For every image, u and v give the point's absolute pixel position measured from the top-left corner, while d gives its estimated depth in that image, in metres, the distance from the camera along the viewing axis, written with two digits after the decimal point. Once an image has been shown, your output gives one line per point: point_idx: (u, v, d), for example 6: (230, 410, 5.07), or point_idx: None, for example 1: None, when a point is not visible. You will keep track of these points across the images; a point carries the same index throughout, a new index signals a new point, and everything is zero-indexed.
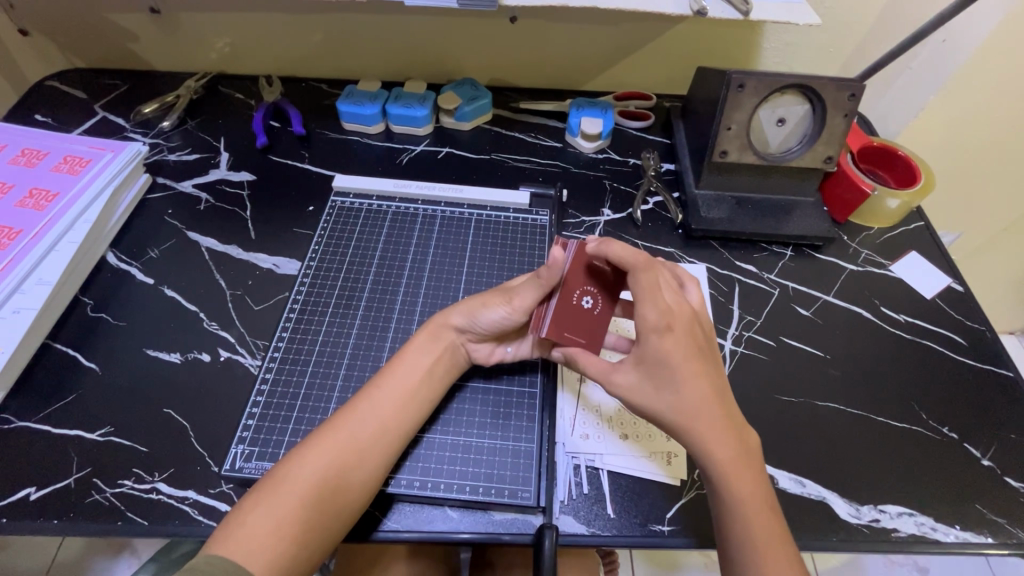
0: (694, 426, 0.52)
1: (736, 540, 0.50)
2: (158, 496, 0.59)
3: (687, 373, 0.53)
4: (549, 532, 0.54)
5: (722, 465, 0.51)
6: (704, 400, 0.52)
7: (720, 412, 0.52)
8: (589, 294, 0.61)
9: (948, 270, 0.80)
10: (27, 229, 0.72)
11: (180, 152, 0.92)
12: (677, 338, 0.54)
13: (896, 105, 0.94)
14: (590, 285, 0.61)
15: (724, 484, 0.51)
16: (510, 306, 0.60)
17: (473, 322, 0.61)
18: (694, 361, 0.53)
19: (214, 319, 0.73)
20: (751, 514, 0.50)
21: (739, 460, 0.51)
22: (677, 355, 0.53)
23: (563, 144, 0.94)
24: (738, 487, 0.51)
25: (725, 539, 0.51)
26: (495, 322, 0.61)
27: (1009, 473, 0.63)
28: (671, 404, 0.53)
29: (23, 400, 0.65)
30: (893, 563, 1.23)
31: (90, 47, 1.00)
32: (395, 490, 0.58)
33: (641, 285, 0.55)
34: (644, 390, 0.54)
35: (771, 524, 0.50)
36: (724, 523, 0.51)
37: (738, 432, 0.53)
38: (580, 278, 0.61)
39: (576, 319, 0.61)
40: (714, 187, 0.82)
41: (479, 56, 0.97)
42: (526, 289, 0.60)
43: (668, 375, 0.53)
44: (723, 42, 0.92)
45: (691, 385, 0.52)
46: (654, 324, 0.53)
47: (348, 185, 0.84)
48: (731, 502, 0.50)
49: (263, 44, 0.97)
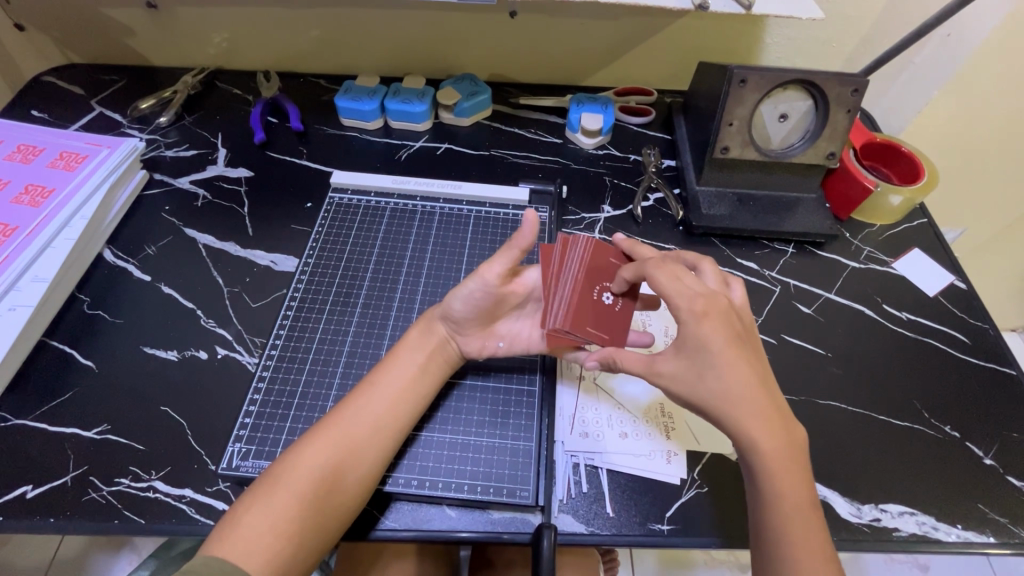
0: (737, 415, 0.50)
1: (772, 536, 0.49)
2: (154, 495, 0.58)
3: (728, 361, 0.51)
4: (548, 531, 0.53)
5: (766, 456, 0.50)
6: (747, 388, 0.51)
7: (764, 403, 0.51)
8: (608, 290, 0.62)
9: (950, 268, 0.79)
10: (23, 226, 0.72)
11: (177, 148, 0.91)
12: (713, 324, 0.52)
13: (900, 100, 0.93)
14: (608, 282, 0.62)
15: (764, 475, 0.50)
16: (480, 278, 0.58)
17: (448, 308, 0.60)
18: (734, 348, 0.52)
19: (211, 316, 0.72)
20: (790, 512, 0.49)
21: (783, 450, 0.50)
22: (716, 343, 0.51)
23: (563, 140, 0.93)
24: (780, 479, 0.50)
25: (763, 534, 0.50)
26: (472, 299, 0.58)
27: (1011, 472, 0.62)
28: (714, 392, 0.51)
29: (20, 397, 0.65)
30: (893, 561, 1.23)
31: (87, 42, 0.99)
32: (393, 488, 0.57)
33: (660, 279, 0.54)
34: (686, 377, 0.53)
35: (812, 519, 0.49)
36: (762, 518, 0.50)
37: (784, 424, 0.51)
38: (598, 274, 0.62)
39: (598, 314, 0.60)
40: (715, 184, 0.81)
41: (479, 50, 0.96)
42: (495, 259, 0.58)
43: (706, 363, 0.52)
44: (726, 36, 0.91)
45: (733, 372, 0.51)
46: (689, 310, 0.53)
47: (346, 181, 0.84)
48: (772, 496, 0.50)
49: (260, 39, 0.97)
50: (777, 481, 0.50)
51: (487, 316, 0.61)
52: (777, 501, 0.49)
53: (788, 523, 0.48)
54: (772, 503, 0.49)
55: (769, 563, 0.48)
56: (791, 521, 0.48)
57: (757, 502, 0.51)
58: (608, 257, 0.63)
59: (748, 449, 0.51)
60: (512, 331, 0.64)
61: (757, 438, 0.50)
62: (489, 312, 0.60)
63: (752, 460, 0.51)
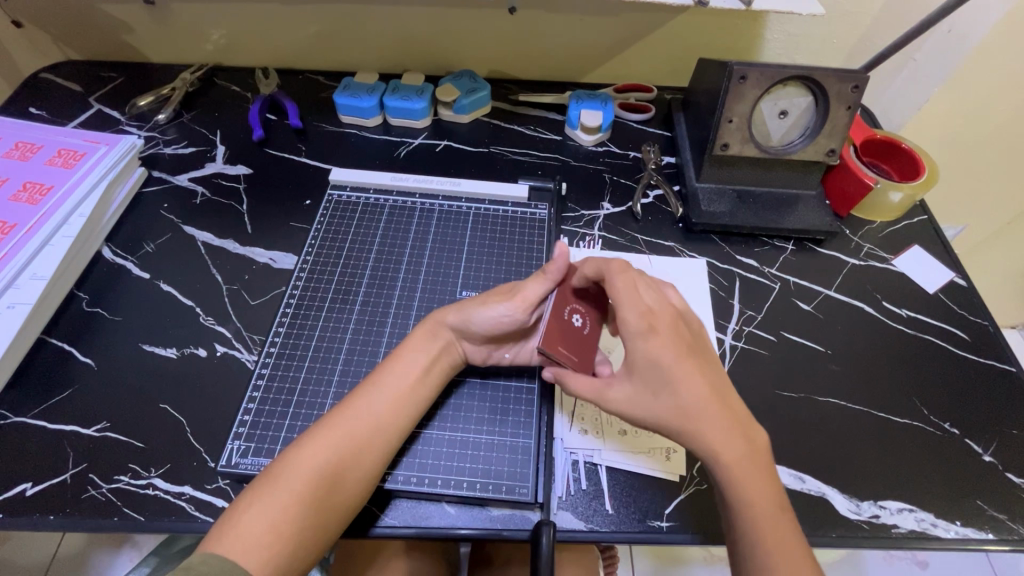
0: (692, 427, 0.51)
1: (746, 546, 0.49)
2: (154, 492, 0.58)
3: (682, 372, 0.52)
4: (546, 528, 0.53)
5: (727, 467, 0.50)
6: (700, 399, 0.52)
7: (720, 411, 0.52)
8: (578, 312, 0.61)
9: (950, 265, 0.79)
10: (22, 224, 0.72)
11: (175, 145, 0.91)
12: (662, 339, 0.54)
13: (901, 97, 0.93)
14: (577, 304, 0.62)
15: (729, 486, 0.50)
16: (513, 304, 0.60)
17: (469, 321, 0.61)
18: (684, 361, 0.53)
19: (210, 314, 0.72)
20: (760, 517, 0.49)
21: (741, 459, 0.51)
22: (667, 356, 0.53)
23: (563, 137, 0.93)
24: (745, 487, 0.50)
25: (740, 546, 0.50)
26: (495, 318, 0.60)
27: (1011, 469, 0.62)
28: (668, 408, 0.52)
29: (19, 395, 0.65)
30: (892, 558, 1.23)
31: (85, 39, 0.99)
32: (392, 486, 0.57)
33: (618, 288, 0.56)
34: (641, 398, 0.54)
35: (784, 526, 0.49)
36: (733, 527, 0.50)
37: (743, 433, 0.52)
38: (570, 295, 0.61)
39: (568, 336, 0.59)
40: (715, 181, 0.81)
41: (477, 47, 0.96)
42: (531, 284, 0.61)
43: (657, 379, 0.53)
44: (726, 32, 0.91)
45: (688, 384, 0.52)
46: (637, 327, 0.54)
47: (345, 178, 0.84)
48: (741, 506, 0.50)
49: (259, 36, 0.96)
50: (743, 492, 0.50)
51: (501, 335, 0.62)
52: (747, 511, 0.49)
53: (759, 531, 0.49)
54: (742, 513, 0.49)
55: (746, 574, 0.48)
56: (761, 529, 0.49)
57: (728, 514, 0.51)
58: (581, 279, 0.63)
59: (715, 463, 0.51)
60: (519, 345, 0.65)
61: (717, 450, 0.51)
62: (504, 333, 0.62)
63: (715, 470, 0.51)
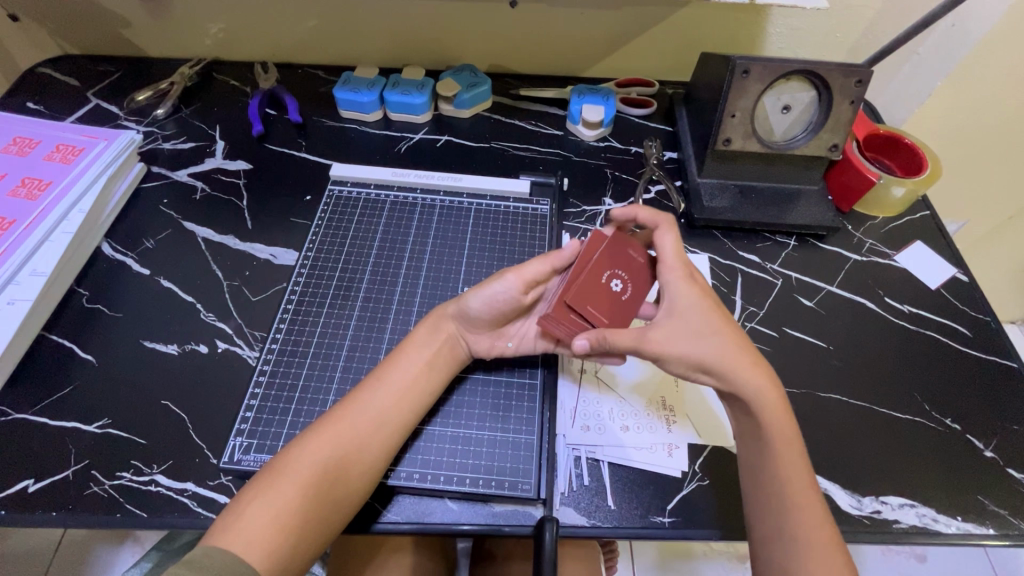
0: (739, 372, 0.54)
1: (775, 487, 0.52)
2: (156, 489, 0.58)
3: (717, 321, 0.56)
4: (549, 525, 0.54)
5: (767, 410, 0.54)
6: (740, 348, 0.56)
7: (756, 361, 0.55)
8: (619, 278, 0.59)
9: (952, 260, 0.79)
10: (20, 220, 0.71)
11: (175, 140, 0.90)
12: (699, 288, 0.58)
13: (903, 92, 0.93)
14: (621, 269, 0.59)
15: (768, 431, 0.54)
16: (508, 282, 0.59)
17: (467, 307, 0.60)
18: (721, 314, 0.57)
19: (212, 310, 0.72)
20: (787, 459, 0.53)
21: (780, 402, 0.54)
22: (705, 303, 0.57)
23: (564, 132, 0.92)
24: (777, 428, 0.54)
25: (768, 488, 0.53)
26: (491, 298, 0.59)
27: (1012, 464, 0.62)
28: (714, 352, 0.55)
29: (20, 392, 0.65)
30: (891, 552, 1.23)
31: (83, 33, 0.98)
32: (394, 481, 0.58)
33: (666, 240, 0.59)
34: (682, 336, 0.56)
35: (805, 477, 0.53)
36: (762, 472, 0.53)
37: (778, 383, 0.56)
38: (615, 258, 0.60)
39: (602, 297, 0.58)
40: (717, 176, 0.81)
41: (478, 41, 0.95)
42: (534, 264, 0.61)
43: (699, 324, 0.56)
44: (728, 26, 0.90)
45: (725, 334, 0.56)
46: (679, 272, 0.58)
47: (346, 173, 0.83)
48: (774, 453, 0.53)
49: (258, 30, 0.96)
50: (777, 440, 0.53)
51: (501, 319, 0.61)
52: (779, 453, 0.53)
53: (787, 477, 0.52)
54: (776, 458, 0.53)
55: (773, 514, 0.51)
56: (791, 472, 0.52)
57: (762, 457, 0.54)
58: (627, 248, 0.60)
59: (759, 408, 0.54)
60: (521, 332, 0.65)
61: (760, 395, 0.54)
62: (505, 316, 0.61)
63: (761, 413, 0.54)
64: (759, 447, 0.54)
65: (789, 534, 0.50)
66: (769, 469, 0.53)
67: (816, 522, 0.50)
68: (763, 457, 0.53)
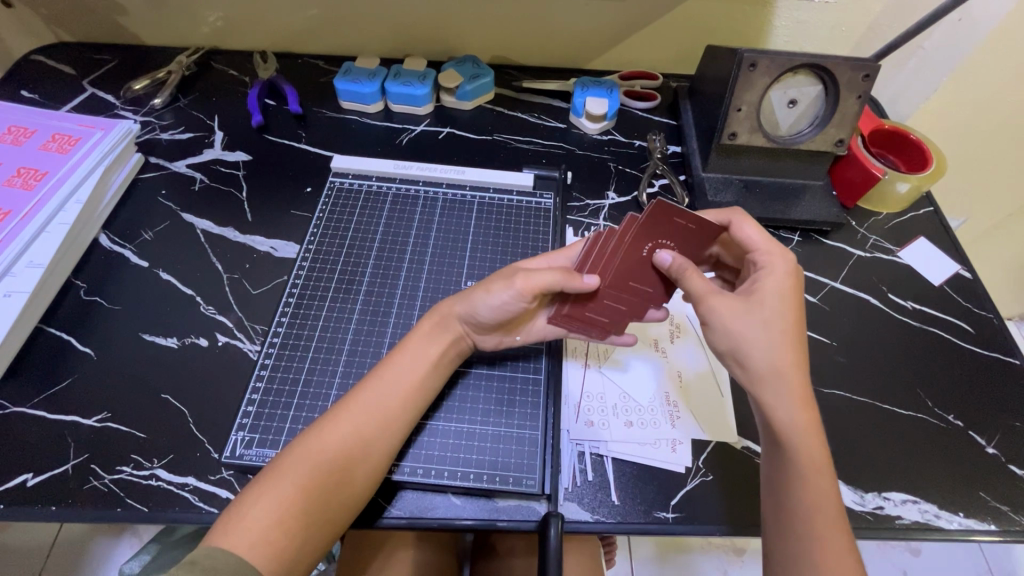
0: (778, 388, 0.52)
1: (795, 511, 0.49)
2: (157, 483, 0.58)
3: (782, 324, 0.54)
4: (555, 520, 0.53)
5: (798, 434, 0.51)
6: (796, 360, 0.53)
7: (798, 378, 0.52)
8: (663, 248, 0.59)
9: (956, 257, 0.79)
10: (16, 210, 0.70)
11: (172, 130, 0.89)
12: (788, 289, 0.56)
13: (909, 87, 0.91)
14: (661, 237, 0.58)
15: (796, 453, 0.50)
16: (513, 287, 0.58)
17: (475, 310, 0.59)
18: (793, 323, 0.54)
19: (211, 303, 0.71)
20: (812, 482, 0.49)
21: (812, 424, 0.51)
22: (785, 304, 0.55)
23: (567, 125, 0.92)
24: (802, 451, 0.50)
25: (788, 517, 0.49)
26: (497, 305, 0.58)
27: (1014, 460, 0.62)
28: (763, 351, 0.53)
29: (18, 384, 0.64)
30: (885, 547, 1.25)
31: (76, 20, 0.96)
32: (399, 477, 0.57)
33: (746, 229, 0.60)
34: (747, 319, 0.54)
35: (830, 503, 0.49)
36: (785, 497, 0.50)
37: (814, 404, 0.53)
38: (657, 230, 0.57)
39: (646, 271, 0.60)
40: (722, 171, 0.80)
41: (480, 32, 0.94)
42: (541, 275, 0.58)
43: (769, 317, 0.54)
44: (733, 18, 0.89)
45: (782, 341, 0.53)
46: (773, 266, 0.57)
47: (347, 165, 0.82)
48: (801, 478, 0.50)
49: (256, 19, 0.94)
50: (806, 466, 0.50)
51: (508, 320, 0.61)
52: (802, 477, 0.50)
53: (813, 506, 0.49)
54: (798, 480, 0.50)
55: (793, 540, 0.48)
56: (813, 497, 0.49)
57: (783, 480, 0.50)
58: (671, 216, 0.56)
59: (785, 428, 0.51)
60: (531, 326, 0.65)
61: (793, 414, 0.51)
62: (511, 319, 0.61)
63: (784, 434, 0.51)
64: (780, 463, 0.51)
65: (810, 561, 0.47)
66: (792, 490, 0.50)
67: (835, 550, 0.47)
68: (785, 479, 0.50)
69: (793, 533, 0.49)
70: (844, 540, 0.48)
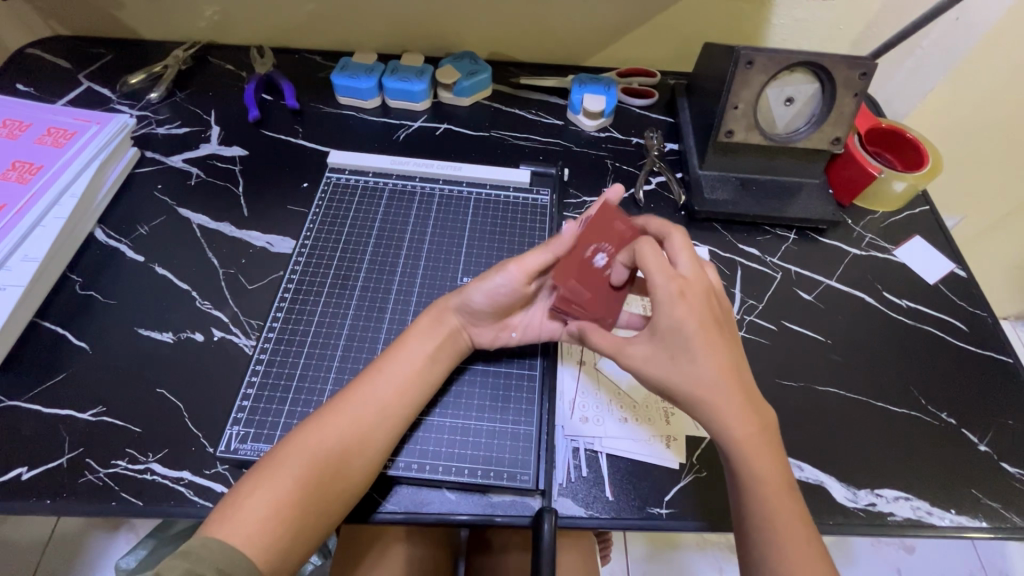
0: (708, 407, 0.52)
1: (749, 520, 0.50)
2: (151, 477, 0.58)
3: (701, 343, 0.52)
4: (548, 515, 0.54)
5: (744, 448, 0.51)
6: (719, 375, 0.52)
7: (736, 388, 0.52)
8: (604, 252, 0.60)
9: (950, 256, 0.79)
10: (11, 204, 0.70)
11: (168, 125, 0.89)
12: (689, 304, 0.53)
13: (907, 84, 0.90)
14: (604, 242, 0.60)
15: (741, 462, 0.51)
16: (508, 272, 0.59)
17: (469, 299, 0.60)
18: (708, 336, 0.53)
19: (207, 298, 0.71)
20: (768, 493, 0.50)
21: (756, 433, 0.51)
22: (691, 324, 0.53)
23: (564, 122, 0.92)
24: (756, 462, 0.50)
25: (744, 528, 0.50)
26: (493, 289, 0.59)
27: (1007, 459, 0.63)
28: (687, 378, 0.52)
29: (12, 378, 0.64)
30: (880, 545, 1.25)
31: (73, 14, 0.96)
32: (394, 472, 0.57)
33: (647, 253, 0.55)
34: (660, 361, 0.54)
35: (792, 510, 0.49)
36: (741, 507, 0.50)
37: (762, 413, 0.53)
38: (598, 232, 0.60)
39: (589, 276, 0.60)
40: (719, 169, 0.80)
41: (479, 28, 0.94)
42: (534, 254, 0.59)
43: (679, 348, 0.53)
44: (732, 16, 0.89)
45: (703, 360, 0.52)
46: (667, 291, 0.54)
47: (344, 161, 0.82)
48: (751, 489, 0.50)
49: (254, 13, 0.94)
50: (757, 476, 0.50)
51: (502, 311, 0.61)
52: (756, 489, 0.50)
53: (771, 514, 0.49)
54: (751, 491, 0.50)
55: (753, 554, 0.49)
56: (766, 506, 0.49)
57: (738, 492, 0.51)
58: (611, 221, 0.61)
59: (728, 439, 0.51)
60: (525, 321, 0.64)
61: (735, 427, 0.51)
62: (506, 307, 0.61)
63: (731, 447, 0.51)
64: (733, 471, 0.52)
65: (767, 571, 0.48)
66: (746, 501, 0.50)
67: (800, 557, 0.47)
68: (740, 490, 0.51)
69: (751, 541, 0.49)
70: (813, 556, 0.47)
